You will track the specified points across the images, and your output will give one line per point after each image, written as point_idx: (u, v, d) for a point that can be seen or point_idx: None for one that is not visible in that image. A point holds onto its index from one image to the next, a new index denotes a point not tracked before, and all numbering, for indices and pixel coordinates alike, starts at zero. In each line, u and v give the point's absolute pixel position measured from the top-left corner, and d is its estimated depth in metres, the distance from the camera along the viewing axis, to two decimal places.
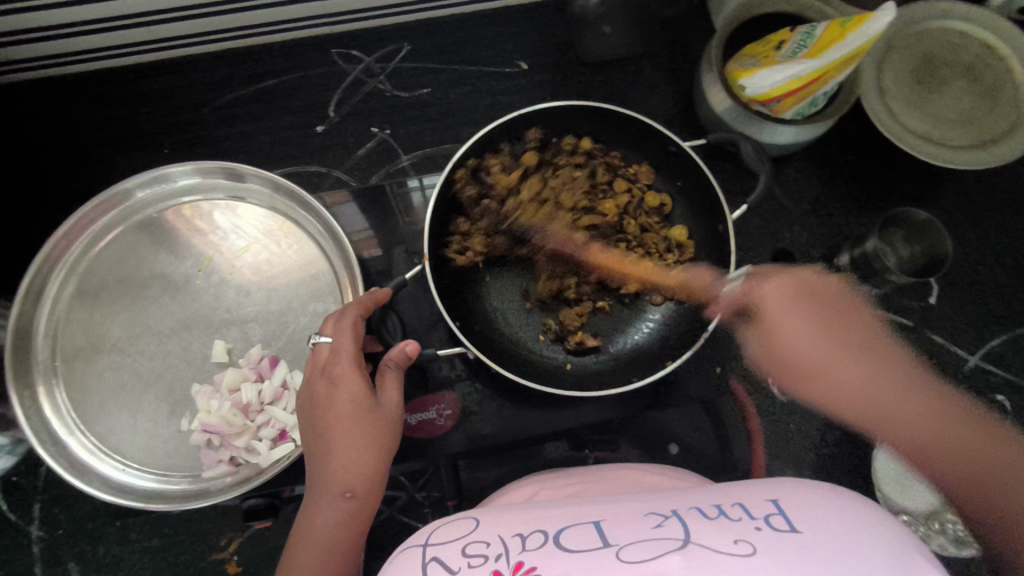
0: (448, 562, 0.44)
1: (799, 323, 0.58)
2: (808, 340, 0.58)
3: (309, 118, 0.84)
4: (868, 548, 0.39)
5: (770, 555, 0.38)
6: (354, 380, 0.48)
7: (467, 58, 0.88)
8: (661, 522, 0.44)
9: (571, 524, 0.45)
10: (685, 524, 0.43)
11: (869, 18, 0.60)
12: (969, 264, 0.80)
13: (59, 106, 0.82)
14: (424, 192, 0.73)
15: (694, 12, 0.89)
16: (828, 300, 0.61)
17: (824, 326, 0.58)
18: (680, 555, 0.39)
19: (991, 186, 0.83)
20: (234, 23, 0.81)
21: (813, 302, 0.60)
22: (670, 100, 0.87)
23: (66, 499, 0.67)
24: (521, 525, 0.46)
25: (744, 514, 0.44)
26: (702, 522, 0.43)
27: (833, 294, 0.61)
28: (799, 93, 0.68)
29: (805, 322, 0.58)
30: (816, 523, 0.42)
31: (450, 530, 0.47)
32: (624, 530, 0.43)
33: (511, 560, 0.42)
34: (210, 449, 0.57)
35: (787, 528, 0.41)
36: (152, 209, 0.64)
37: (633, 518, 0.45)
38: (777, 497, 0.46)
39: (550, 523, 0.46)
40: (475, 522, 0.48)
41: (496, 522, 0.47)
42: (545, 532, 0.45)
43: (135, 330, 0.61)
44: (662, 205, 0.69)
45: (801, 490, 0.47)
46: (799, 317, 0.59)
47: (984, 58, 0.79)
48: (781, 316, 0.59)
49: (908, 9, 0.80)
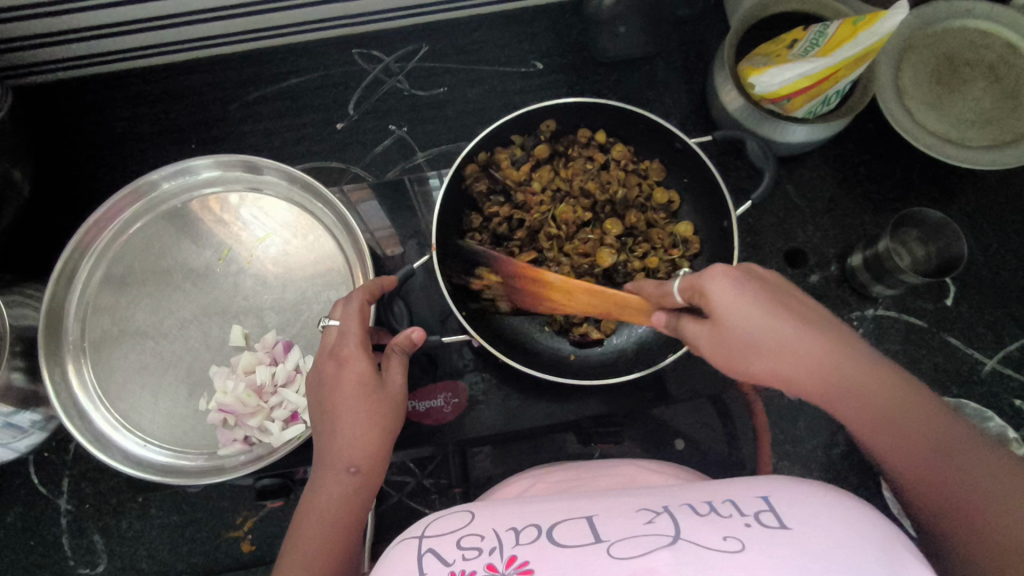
0: (443, 553, 0.45)
1: (763, 317, 0.46)
2: (774, 334, 0.45)
3: (330, 115, 0.87)
4: (859, 546, 0.39)
5: (758, 551, 0.39)
6: (361, 360, 0.50)
7: (483, 58, 0.89)
8: (652, 518, 0.44)
9: (565, 520, 0.46)
10: (676, 520, 0.43)
11: (881, 17, 0.60)
12: (989, 267, 0.79)
13: (94, 103, 0.87)
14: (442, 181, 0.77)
15: (710, 13, 0.89)
16: (792, 291, 0.49)
17: (790, 316, 0.46)
18: (669, 551, 0.40)
19: (1013, 187, 0.81)
20: (259, 25, 0.84)
21: (768, 290, 0.47)
22: (684, 99, 0.87)
23: (91, 474, 0.71)
24: (516, 519, 0.47)
25: (734, 510, 0.44)
26: (693, 518, 0.44)
27: (778, 279, 0.49)
28: (809, 91, 0.68)
29: (771, 313, 0.46)
30: (807, 520, 0.42)
31: (445, 522, 0.48)
32: (615, 526, 0.44)
33: (505, 554, 0.43)
34: (225, 428, 0.59)
35: (776, 524, 0.41)
36: (176, 199, 0.67)
37: (625, 514, 0.45)
38: (768, 494, 0.45)
39: (544, 517, 0.47)
40: (470, 514, 0.50)
41: (491, 515, 0.48)
42: (539, 526, 0.46)
43: (158, 313, 0.64)
44: (670, 202, 0.70)
45: (792, 487, 0.46)
46: (766, 311, 0.46)
47: (1006, 59, 0.78)
48: (741, 308, 0.46)
49: (928, 8, 0.79)
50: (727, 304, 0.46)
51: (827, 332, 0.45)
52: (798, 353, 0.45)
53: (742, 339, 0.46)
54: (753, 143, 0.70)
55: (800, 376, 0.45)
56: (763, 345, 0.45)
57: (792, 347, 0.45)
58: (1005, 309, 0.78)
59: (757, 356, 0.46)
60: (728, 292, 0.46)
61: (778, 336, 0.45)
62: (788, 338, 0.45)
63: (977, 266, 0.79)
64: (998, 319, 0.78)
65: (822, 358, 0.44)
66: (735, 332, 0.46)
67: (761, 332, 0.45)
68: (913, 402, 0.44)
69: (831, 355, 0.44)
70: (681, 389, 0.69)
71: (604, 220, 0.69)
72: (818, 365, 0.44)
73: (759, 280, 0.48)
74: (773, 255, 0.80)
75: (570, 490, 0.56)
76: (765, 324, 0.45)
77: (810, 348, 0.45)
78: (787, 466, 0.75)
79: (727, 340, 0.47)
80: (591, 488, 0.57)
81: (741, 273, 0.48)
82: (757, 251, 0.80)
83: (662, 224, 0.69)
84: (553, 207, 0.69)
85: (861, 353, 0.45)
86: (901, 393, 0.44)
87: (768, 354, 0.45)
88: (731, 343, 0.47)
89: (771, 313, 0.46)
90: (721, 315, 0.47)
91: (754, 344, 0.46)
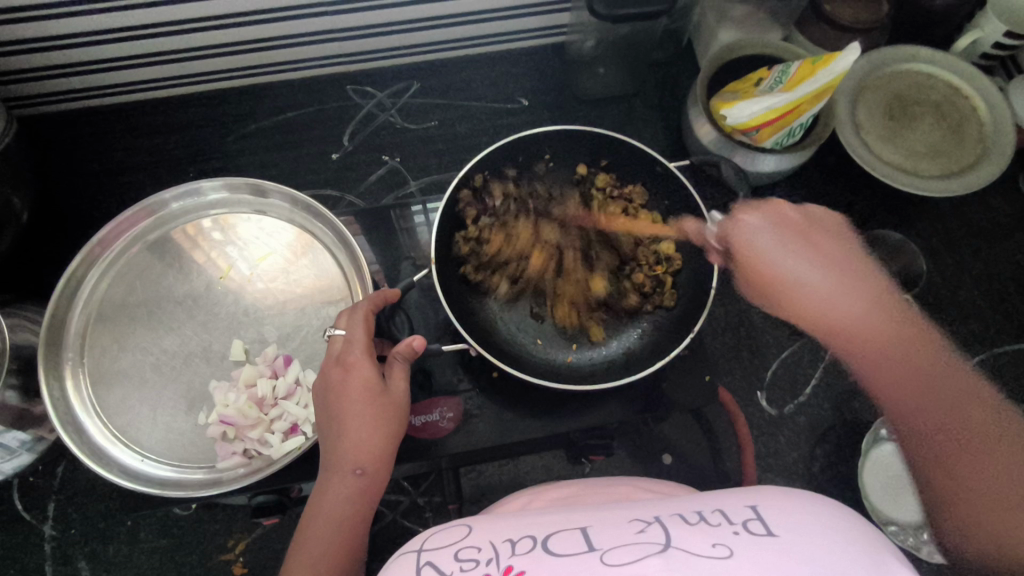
0: (441, 565, 0.45)
1: (789, 261, 0.66)
2: (826, 282, 0.64)
3: (325, 147, 0.91)
4: (845, 551, 0.40)
5: (746, 557, 0.40)
6: (366, 368, 0.53)
7: (472, 94, 0.95)
8: (644, 528, 0.45)
9: (560, 531, 0.46)
10: (667, 528, 0.44)
11: (836, 57, 0.67)
12: (947, 287, 0.85)
13: (94, 134, 0.89)
14: (426, 216, 0.78)
15: (682, 56, 0.97)
16: (828, 225, 0.69)
17: (828, 270, 0.65)
18: (660, 558, 0.41)
19: (963, 215, 0.88)
20: (259, 61, 0.89)
21: (786, 231, 0.68)
22: (661, 133, 0.93)
23: (78, 497, 0.70)
24: (512, 531, 0.48)
25: (722, 518, 0.44)
26: (682, 526, 0.44)
27: (848, 236, 0.69)
28: (775, 123, 0.74)
29: (801, 259, 0.66)
30: (793, 528, 0.43)
31: (443, 536, 0.49)
32: (608, 535, 0.45)
33: (501, 564, 0.43)
34: (224, 442, 0.61)
35: (764, 532, 0.42)
36: (181, 220, 0.69)
37: (618, 524, 0.46)
38: (756, 502, 0.46)
39: (539, 529, 0.47)
40: (469, 529, 0.49)
41: (488, 528, 0.49)
42: (534, 538, 0.46)
43: (159, 330, 0.65)
44: (653, 222, 0.74)
45: (780, 494, 0.47)
46: (798, 256, 0.66)
47: (950, 98, 0.86)
48: (778, 253, 0.67)
49: (878, 52, 0.87)
50: (762, 251, 0.67)
51: (845, 276, 0.65)
52: (865, 322, 0.62)
53: (761, 274, 0.67)
54: (727, 166, 0.76)
55: (854, 334, 0.62)
56: (804, 286, 0.65)
57: (808, 294, 0.64)
58: (965, 326, 0.83)
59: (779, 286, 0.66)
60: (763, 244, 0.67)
61: (812, 278, 0.65)
62: (858, 313, 0.62)
63: (936, 286, 0.85)
64: (960, 335, 0.83)
65: (861, 318, 0.62)
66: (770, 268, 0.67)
67: (800, 274, 0.65)
68: (948, 366, 0.58)
69: (839, 295, 0.64)
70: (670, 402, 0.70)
71: (597, 233, 0.74)
72: (835, 307, 0.63)
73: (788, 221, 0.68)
74: None
75: (565, 503, 0.57)
76: (807, 270, 0.65)
77: (831, 290, 0.64)
78: (771, 479, 0.77)
79: (755, 271, 0.67)
80: (584, 502, 0.58)
81: (769, 217, 0.68)
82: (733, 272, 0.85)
83: (646, 243, 0.73)
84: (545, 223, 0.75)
85: (867, 295, 0.64)
86: (978, 405, 0.55)
87: (819, 308, 0.64)
88: (759, 273, 0.67)
89: (826, 266, 0.66)
90: (753, 256, 0.67)
91: (796, 285, 0.65)
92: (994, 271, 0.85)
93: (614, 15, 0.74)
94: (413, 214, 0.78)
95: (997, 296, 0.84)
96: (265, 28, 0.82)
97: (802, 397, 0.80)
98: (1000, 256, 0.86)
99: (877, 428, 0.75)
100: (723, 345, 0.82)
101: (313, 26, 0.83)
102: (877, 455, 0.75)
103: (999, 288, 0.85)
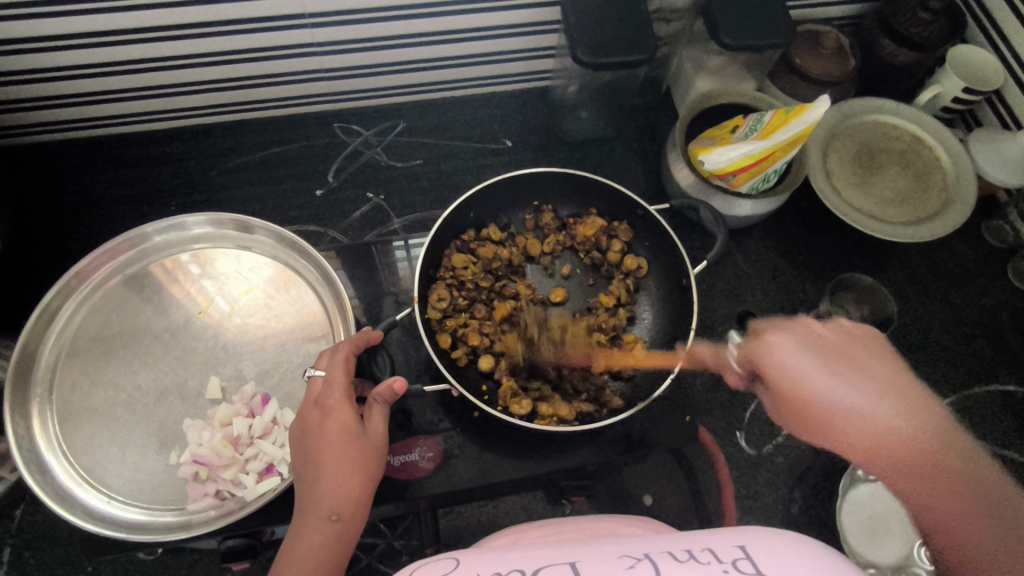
0: None
1: (802, 365, 0.58)
2: (863, 411, 0.54)
3: (310, 183, 0.91)
4: None
5: None
6: (345, 410, 0.53)
7: (458, 135, 0.97)
8: (633, 564, 0.43)
9: (549, 565, 0.44)
10: (657, 565, 0.42)
11: (808, 108, 0.69)
12: (919, 330, 0.87)
13: (75, 165, 0.89)
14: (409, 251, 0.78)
15: (660, 103, 1.00)
16: (868, 343, 0.60)
17: (884, 393, 0.55)
18: None
19: (931, 259, 0.91)
20: (245, 98, 0.89)
21: (820, 349, 0.59)
22: (640, 176, 0.95)
23: (37, 541, 0.67)
24: (499, 565, 0.45)
25: (711, 557, 0.43)
26: (672, 564, 0.42)
27: (819, 357, 0.58)
28: (750, 170, 0.77)
29: (848, 389, 0.55)
30: (782, 569, 0.41)
31: (429, 568, 0.46)
32: (597, 570, 0.43)
33: None
34: (196, 482, 0.59)
35: (752, 573, 0.40)
36: (162, 252, 0.69)
37: (607, 560, 0.44)
38: (745, 542, 0.44)
39: (527, 563, 0.45)
40: (456, 561, 0.47)
41: (476, 561, 0.47)
42: (522, 572, 0.44)
43: (131, 367, 0.64)
44: (639, 267, 0.76)
45: (769, 533, 0.46)
46: (835, 373, 0.57)
47: (914, 149, 0.90)
48: (789, 357, 0.59)
49: (846, 104, 0.91)
50: (802, 374, 0.58)
51: (903, 409, 0.55)
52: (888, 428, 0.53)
53: (801, 400, 0.57)
54: (706, 210, 0.78)
55: (865, 446, 0.53)
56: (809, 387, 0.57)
57: (840, 429, 0.54)
58: (936, 369, 0.84)
59: (816, 413, 0.56)
60: (795, 361, 0.59)
61: (846, 414, 0.54)
62: (888, 421, 0.53)
63: (906, 329, 0.87)
64: (930, 377, 0.84)
65: (910, 439, 0.53)
66: (782, 375, 0.59)
67: (834, 391, 0.56)
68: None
69: (875, 418, 0.54)
70: (649, 443, 0.70)
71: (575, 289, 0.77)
72: (914, 455, 0.52)
73: (810, 336, 0.60)
74: (726, 317, 0.86)
75: (550, 541, 0.56)
76: (844, 381, 0.56)
77: (888, 425, 0.53)
78: (751, 521, 0.77)
79: (790, 398, 0.58)
80: (568, 539, 0.56)
81: (797, 336, 0.60)
82: (711, 312, 0.86)
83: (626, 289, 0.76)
84: (512, 263, 0.76)
85: (928, 424, 0.54)
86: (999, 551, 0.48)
87: (825, 417, 0.56)
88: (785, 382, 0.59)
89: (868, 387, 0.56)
90: (790, 381, 0.58)
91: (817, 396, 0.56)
92: (961, 315, 0.88)
93: (598, 63, 0.77)
94: (395, 251, 0.78)
95: (964, 338, 0.87)
96: (256, 66, 0.83)
97: (780, 438, 0.81)
98: (965, 299, 0.89)
99: (854, 470, 0.76)
100: (702, 386, 0.83)
101: (304, 65, 0.85)
102: (854, 497, 0.75)
103: (966, 331, 0.87)
